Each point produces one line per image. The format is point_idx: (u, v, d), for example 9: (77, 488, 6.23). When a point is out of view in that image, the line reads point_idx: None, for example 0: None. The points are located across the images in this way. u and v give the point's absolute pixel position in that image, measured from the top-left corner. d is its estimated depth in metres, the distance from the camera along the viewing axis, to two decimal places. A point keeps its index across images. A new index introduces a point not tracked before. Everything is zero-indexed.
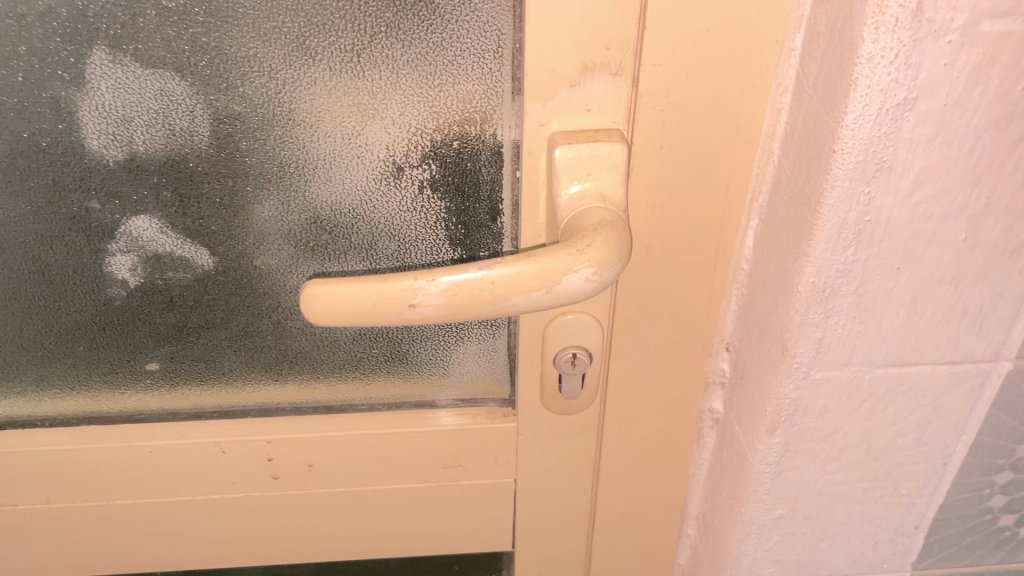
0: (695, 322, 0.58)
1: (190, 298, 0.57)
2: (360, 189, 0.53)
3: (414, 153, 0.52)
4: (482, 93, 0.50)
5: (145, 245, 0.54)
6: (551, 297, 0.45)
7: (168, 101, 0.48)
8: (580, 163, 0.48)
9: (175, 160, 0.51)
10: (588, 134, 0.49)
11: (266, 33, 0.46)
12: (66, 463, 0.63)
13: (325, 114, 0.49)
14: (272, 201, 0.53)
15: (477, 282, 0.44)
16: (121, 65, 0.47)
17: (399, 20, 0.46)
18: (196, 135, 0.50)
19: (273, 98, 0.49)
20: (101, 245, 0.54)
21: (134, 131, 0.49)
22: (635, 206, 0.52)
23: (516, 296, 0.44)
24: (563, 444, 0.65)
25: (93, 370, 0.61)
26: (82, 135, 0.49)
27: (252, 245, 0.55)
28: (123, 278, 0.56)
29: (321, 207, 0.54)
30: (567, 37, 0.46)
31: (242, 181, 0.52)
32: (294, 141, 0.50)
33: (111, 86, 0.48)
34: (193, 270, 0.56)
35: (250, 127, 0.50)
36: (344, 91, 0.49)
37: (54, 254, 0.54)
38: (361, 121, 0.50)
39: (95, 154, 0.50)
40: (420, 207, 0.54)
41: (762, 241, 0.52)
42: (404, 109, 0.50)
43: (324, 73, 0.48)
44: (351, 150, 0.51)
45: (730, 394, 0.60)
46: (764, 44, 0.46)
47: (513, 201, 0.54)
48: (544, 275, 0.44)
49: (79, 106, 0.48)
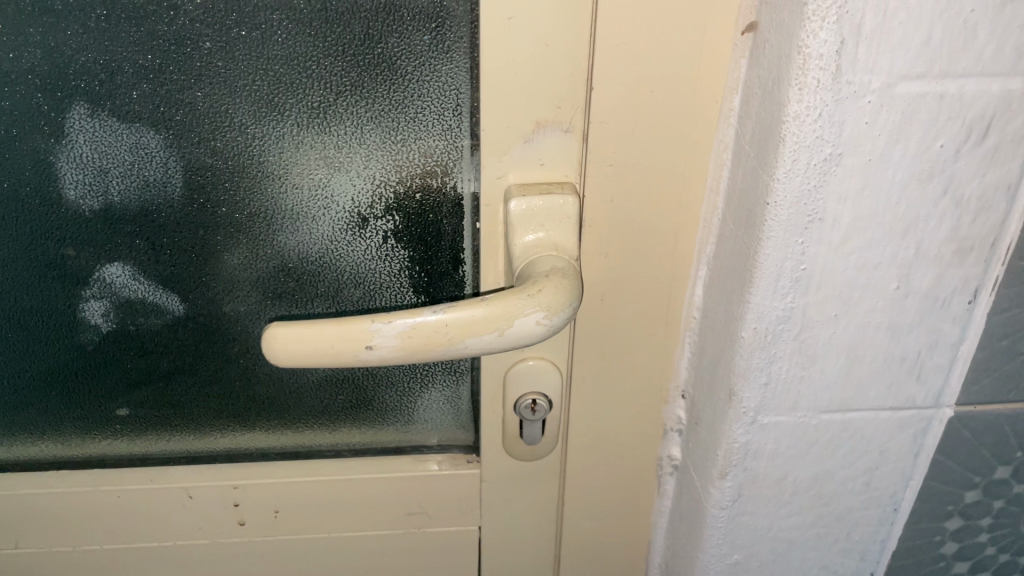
0: (651, 371, 0.60)
1: (160, 344, 0.59)
2: (326, 238, 0.55)
3: (378, 204, 0.54)
4: (443, 148, 0.53)
5: (118, 292, 0.56)
6: (503, 340, 0.47)
7: (143, 154, 0.51)
8: (534, 214, 0.51)
9: (148, 210, 0.53)
10: (542, 187, 0.51)
11: (237, 91, 0.49)
12: (34, 508, 0.64)
13: (293, 167, 0.52)
14: (241, 250, 0.55)
15: (432, 325, 0.46)
16: (98, 120, 0.49)
17: (363, 80, 0.49)
18: (169, 186, 0.52)
19: (243, 151, 0.51)
20: (76, 292, 0.56)
21: (110, 182, 0.52)
22: (589, 256, 0.55)
23: (470, 338, 0.47)
24: (527, 491, 0.67)
25: (64, 415, 0.62)
26: (60, 185, 0.52)
27: (222, 292, 0.57)
28: (96, 324, 0.58)
29: (289, 256, 0.56)
30: (520, 96, 0.49)
31: (213, 230, 0.54)
32: (263, 193, 0.53)
33: (88, 140, 0.50)
34: (164, 316, 0.58)
35: (221, 179, 0.52)
36: (311, 145, 0.51)
37: (30, 301, 0.56)
38: (327, 174, 0.53)
39: (72, 203, 0.52)
40: (385, 255, 0.57)
41: (711, 290, 0.54)
42: (368, 163, 0.53)
43: (292, 128, 0.51)
44: (318, 202, 0.54)
45: (687, 441, 0.62)
46: (704, 103, 0.49)
47: (473, 250, 0.57)
48: (496, 318, 0.46)
49: (58, 157, 0.51)
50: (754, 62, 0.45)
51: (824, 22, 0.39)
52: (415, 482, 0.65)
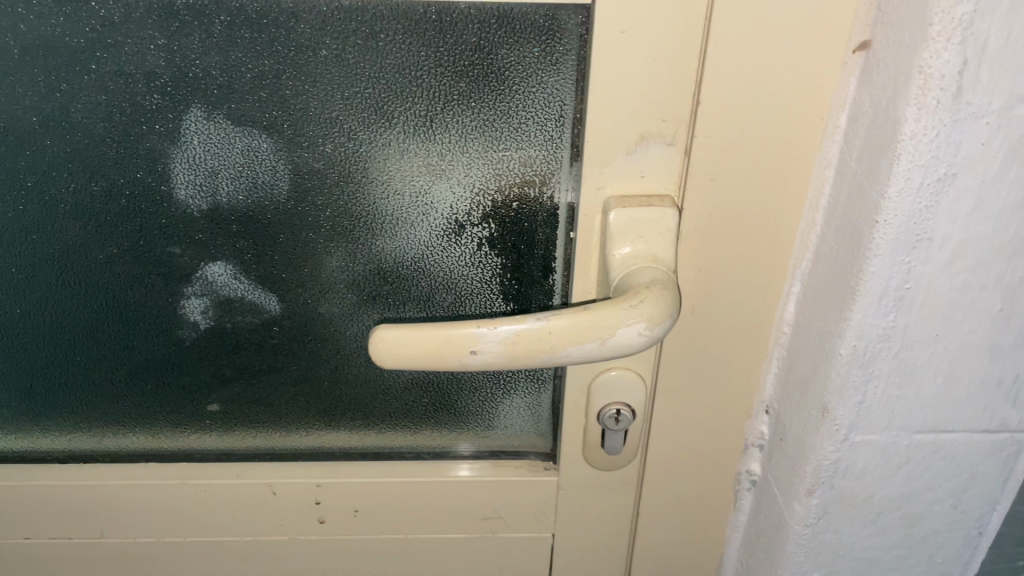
0: (737, 385, 0.60)
1: (255, 342, 0.60)
2: (422, 244, 0.56)
3: (475, 212, 0.55)
4: (543, 158, 0.53)
5: (219, 290, 0.58)
6: (605, 349, 0.47)
7: (254, 157, 0.52)
8: (633, 226, 0.51)
9: (254, 211, 0.54)
10: (641, 199, 0.52)
11: (349, 98, 0.50)
12: (122, 499, 0.65)
13: (396, 173, 0.53)
14: (340, 252, 0.56)
15: (536, 331, 0.47)
16: (214, 122, 0.51)
17: (471, 89, 0.50)
18: (276, 189, 0.53)
19: (350, 156, 0.52)
20: (178, 288, 0.57)
21: (219, 183, 0.53)
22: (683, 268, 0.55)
23: (572, 346, 0.47)
24: (603, 500, 0.67)
25: (157, 408, 0.63)
26: (172, 184, 0.53)
27: (318, 294, 0.58)
28: (195, 320, 0.59)
29: (385, 260, 0.57)
30: (626, 109, 0.49)
31: (314, 233, 0.55)
32: (366, 198, 0.54)
33: (202, 141, 0.52)
34: (261, 315, 0.59)
35: (327, 183, 0.53)
36: (416, 153, 0.53)
37: (133, 296, 0.58)
38: (429, 181, 0.54)
39: (182, 203, 0.54)
40: (478, 262, 0.57)
41: (805, 306, 0.54)
42: (469, 171, 0.54)
43: (398, 135, 0.52)
44: (418, 208, 0.55)
45: (769, 456, 0.61)
46: (810, 120, 0.49)
47: (565, 260, 0.57)
48: (599, 327, 0.47)
49: (172, 158, 0.52)
50: (865, 80, 0.45)
51: (949, 43, 0.39)
52: (493, 487, 0.66)
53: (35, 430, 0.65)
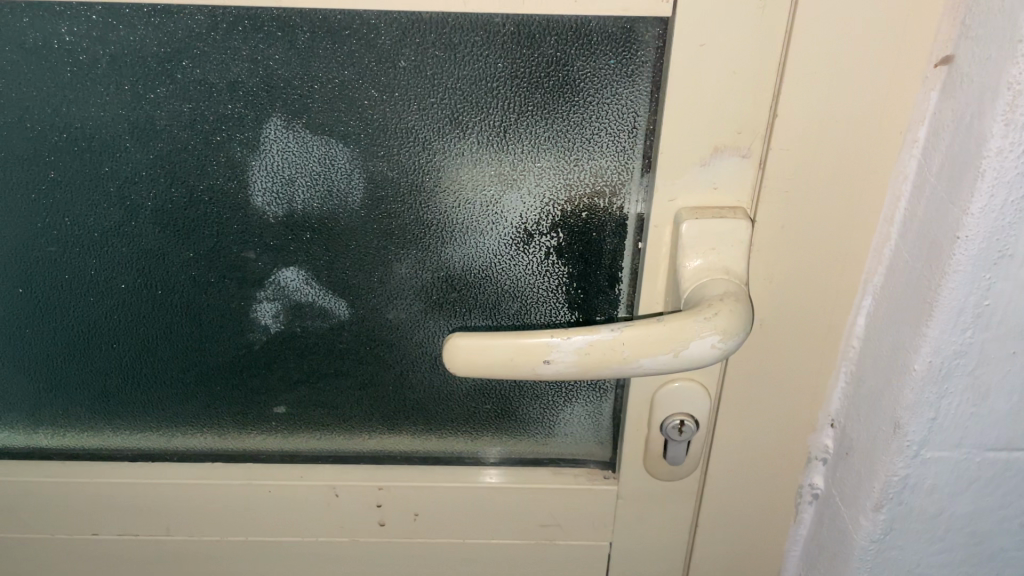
0: (802, 399, 0.60)
1: (323, 346, 0.61)
2: (491, 252, 0.57)
3: (545, 221, 0.56)
4: (614, 169, 0.53)
5: (290, 295, 0.59)
6: (678, 360, 0.47)
7: (330, 165, 0.53)
8: (706, 238, 0.51)
9: (327, 218, 0.55)
10: (713, 211, 0.52)
11: (425, 108, 0.51)
12: (187, 497, 0.66)
13: (468, 182, 0.54)
14: (410, 260, 0.57)
15: (610, 342, 0.47)
16: (293, 130, 0.52)
17: (546, 100, 0.51)
18: (350, 197, 0.54)
19: (424, 166, 0.53)
20: (251, 293, 0.58)
21: (295, 190, 0.54)
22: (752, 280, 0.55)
23: (645, 357, 0.47)
24: (662, 511, 0.67)
25: (225, 409, 0.64)
26: (249, 191, 0.54)
27: (387, 300, 0.59)
28: (265, 324, 0.60)
29: (454, 268, 0.58)
30: (701, 121, 0.49)
31: (385, 240, 0.56)
32: (437, 206, 0.55)
33: (281, 149, 0.53)
34: (330, 320, 0.60)
35: (400, 191, 0.54)
36: (489, 162, 0.53)
37: (207, 299, 0.59)
38: (500, 190, 0.54)
39: (258, 209, 0.55)
40: (545, 271, 0.58)
41: (876, 321, 0.54)
42: (540, 181, 0.54)
43: (472, 145, 0.52)
44: (488, 217, 0.55)
45: (833, 470, 0.61)
46: (888, 135, 0.48)
47: (632, 270, 0.57)
48: (673, 339, 0.47)
49: (250, 165, 0.53)
50: (947, 94, 0.45)
51: None
52: (552, 494, 0.66)
53: (105, 429, 0.66)
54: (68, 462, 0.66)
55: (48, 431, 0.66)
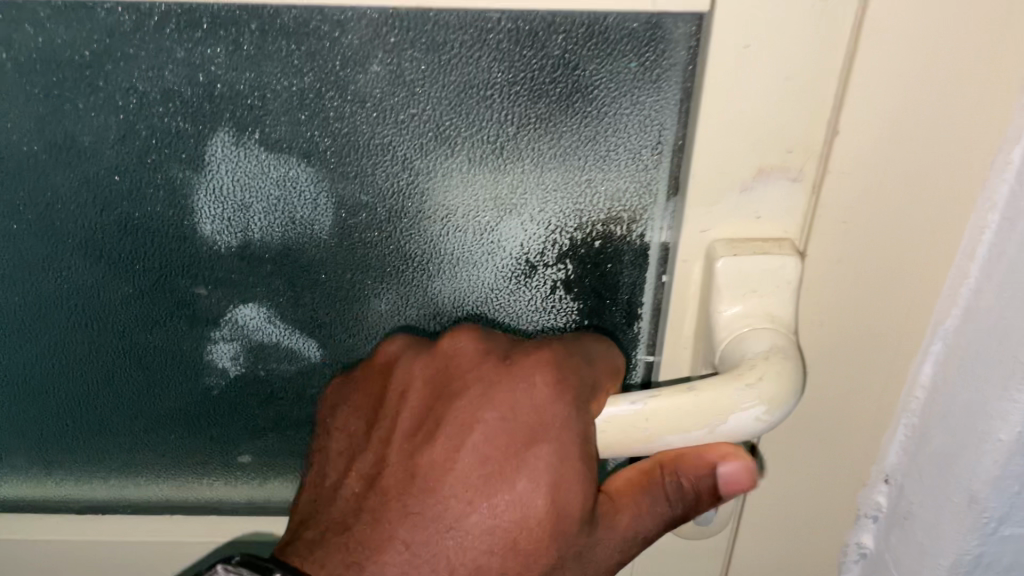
0: (850, 455, 0.51)
1: (292, 391, 0.53)
2: (486, 286, 0.48)
3: (550, 251, 0.47)
4: (633, 190, 0.44)
5: (250, 334, 0.50)
6: (715, 436, 0.39)
7: (291, 188, 0.44)
8: (747, 277, 0.42)
9: (292, 249, 0.46)
10: (756, 245, 0.43)
11: (404, 121, 0.42)
12: (142, 555, 0.58)
13: (458, 206, 0.45)
14: (390, 295, 0.48)
15: (631, 419, 0.40)
16: (245, 148, 0.43)
17: (551, 112, 0.42)
18: (316, 225, 0.45)
19: (404, 188, 0.44)
20: (204, 333, 0.50)
21: (251, 218, 0.45)
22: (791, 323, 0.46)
23: (675, 435, 0.40)
24: (683, 568, 0.58)
25: (183, 458, 0.56)
26: (195, 219, 0.45)
27: (366, 339, 0.50)
28: (223, 367, 0.51)
29: (441, 303, 0.49)
30: (743, 138, 0.40)
31: (362, 273, 0.48)
32: (422, 235, 0.46)
33: (231, 170, 0.43)
34: (299, 362, 0.51)
35: (377, 218, 0.45)
36: (483, 184, 0.44)
37: (154, 340, 0.50)
38: (496, 217, 0.45)
39: (207, 239, 0.46)
40: (551, 306, 0.49)
41: (948, 370, 0.45)
42: (545, 205, 0.45)
43: (462, 165, 0.43)
44: (482, 248, 0.47)
45: (887, 532, 0.53)
46: (974, 155, 0.39)
47: (654, 305, 0.48)
48: (707, 413, 0.39)
49: (195, 188, 0.44)
50: None
51: None
52: None
53: (48, 479, 0.57)
54: (3, 516, 0.58)
55: None
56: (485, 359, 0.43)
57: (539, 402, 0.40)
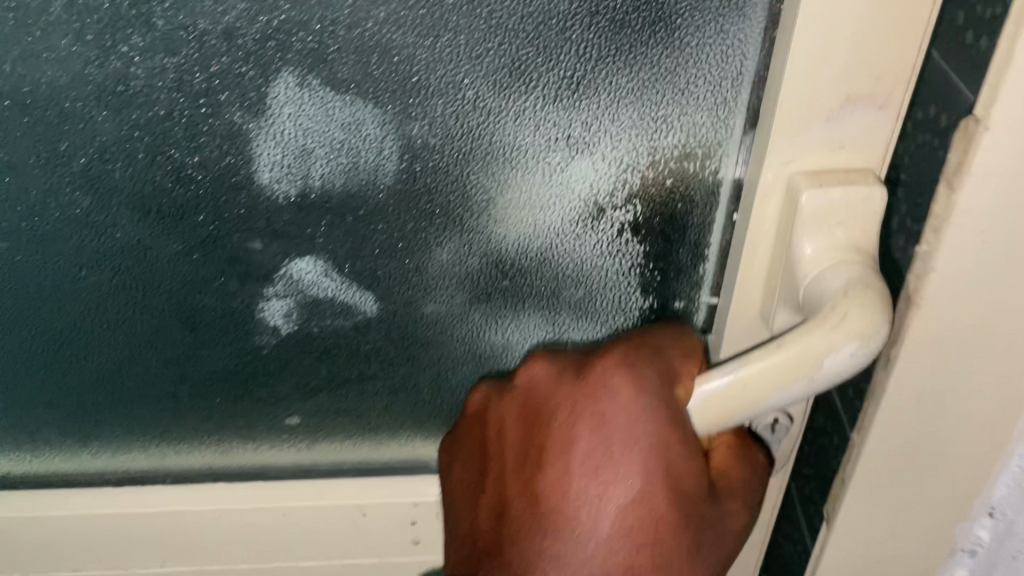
0: None
1: (345, 348, 0.51)
2: (551, 231, 0.47)
3: (620, 192, 0.45)
4: (709, 125, 0.43)
5: (305, 289, 0.48)
6: (816, 384, 0.37)
7: (356, 131, 0.42)
8: (831, 210, 0.41)
9: (353, 197, 0.44)
10: (839, 177, 0.41)
11: (479, 55, 0.40)
12: (186, 527, 0.55)
13: (528, 147, 0.43)
14: (452, 243, 0.47)
15: (725, 391, 0.39)
16: (309, 88, 0.41)
17: (632, 43, 0.40)
18: (380, 171, 0.43)
19: (474, 129, 0.42)
20: (257, 289, 0.47)
21: (311, 164, 0.43)
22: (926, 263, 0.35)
23: (775, 394, 0.38)
24: None
25: (228, 423, 0.54)
26: (253, 167, 0.43)
27: (425, 291, 0.49)
28: (275, 325, 0.49)
29: (504, 250, 0.47)
30: (833, 66, 0.39)
31: (424, 221, 0.46)
32: (490, 178, 0.44)
33: (293, 113, 0.41)
34: (354, 317, 0.49)
35: (443, 162, 0.44)
36: (556, 123, 0.43)
37: (202, 299, 0.48)
38: (567, 158, 0.44)
39: (264, 188, 0.44)
40: (617, 251, 0.48)
41: None
42: (618, 143, 0.44)
43: (535, 102, 0.42)
44: (550, 190, 0.45)
45: None
46: None
47: (722, 245, 0.47)
48: (798, 364, 0.37)
49: (255, 134, 0.42)
50: None
51: None
52: None
53: (82, 451, 0.55)
54: (34, 493, 0.55)
55: (12, 456, 0.55)
56: (560, 376, 0.41)
57: (619, 396, 0.39)
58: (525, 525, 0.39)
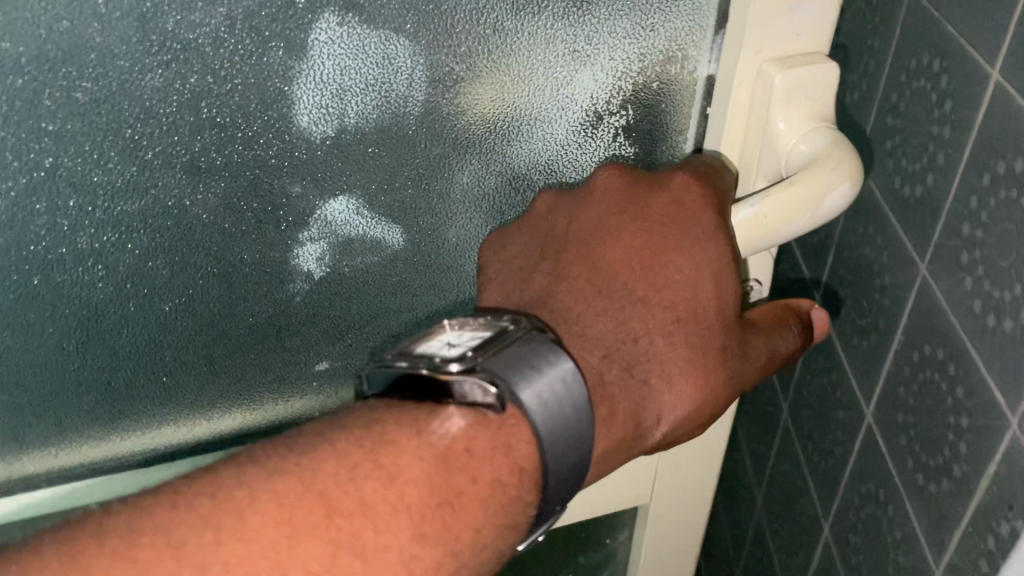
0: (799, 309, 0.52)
1: (372, 284, 0.54)
2: (557, 142, 0.52)
3: (615, 99, 0.51)
4: (687, 29, 0.50)
5: (338, 230, 0.50)
6: (815, 218, 0.47)
7: (390, 66, 0.45)
8: (800, 87, 0.48)
9: (385, 129, 0.48)
10: (799, 60, 0.49)
11: None
12: None
13: (540, 65, 0.48)
14: (472, 165, 0.51)
15: (752, 219, 0.48)
16: (347, 27, 0.43)
17: None
18: (410, 101, 0.47)
19: (493, 52, 0.47)
20: (293, 235, 0.50)
21: (348, 103, 0.46)
22: (988, 195, 0.45)
23: (786, 226, 0.48)
24: None
25: (259, 378, 0.55)
26: (293, 111, 0.45)
27: (447, 217, 0.53)
28: (309, 270, 0.52)
29: (517, 166, 0.52)
30: None
31: (448, 147, 0.50)
32: (507, 98, 0.49)
33: (332, 54, 0.44)
34: (382, 251, 0.52)
35: (466, 87, 0.48)
36: (564, 40, 0.48)
37: (239, 253, 0.49)
38: (573, 70, 0.49)
39: (303, 131, 0.46)
40: (611, 154, 0.54)
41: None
42: (614, 53, 0.49)
43: (547, 21, 0.47)
44: (558, 104, 0.50)
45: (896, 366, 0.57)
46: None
47: (697, 140, 0.54)
48: (809, 199, 0.47)
49: (297, 77, 0.44)
50: None
51: None
52: None
53: (109, 434, 0.54)
54: (65, 484, 0.54)
55: (34, 455, 0.53)
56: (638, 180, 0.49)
57: (697, 200, 0.47)
58: (573, 289, 0.46)
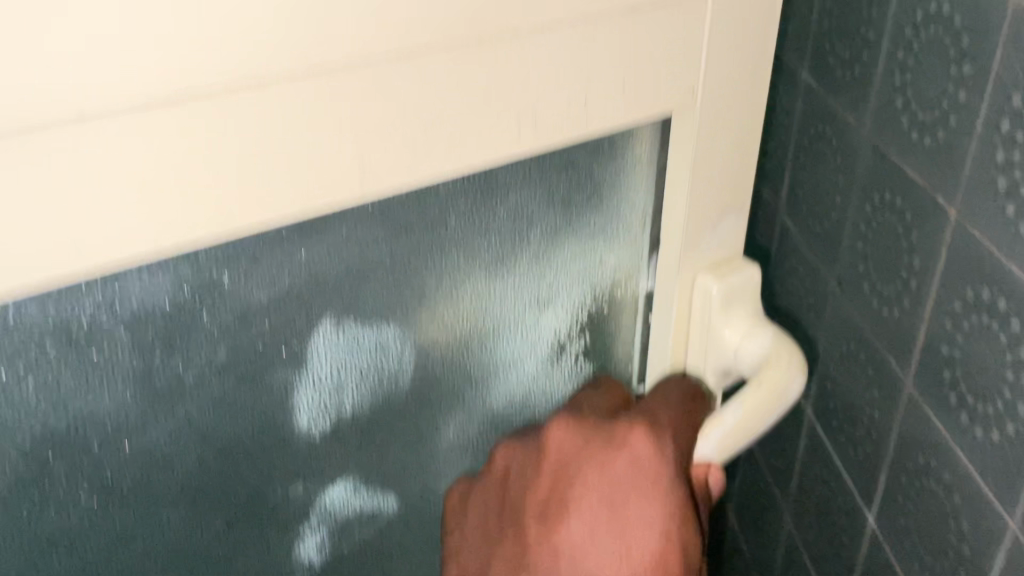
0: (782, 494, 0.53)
1: (369, 551, 0.54)
2: (531, 379, 0.54)
3: (573, 330, 0.55)
4: (625, 258, 0.55)
5: (337, 515, 0.51)
6: (781, 410, 0.53)
7: (380, 354, 0.46)
8: (732, 291, 0.55)
9: (377, 410, 0.48)
10: (726, 267, 0.55)
11: (473, 257, 0.47)
12: None
13: (510, 318, 0.51)
14: (457, 419, 0.52)
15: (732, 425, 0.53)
16: (344, 330, 0.44)
17: (573, 215, 0.51)
18: (399, 378, 0.48)
19: (470, 317, 0.49)
20: (296, 531, 0.50)
21: (343, 396, 0.46)
22: (952, 370, 0.43)
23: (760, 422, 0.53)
24: None
25: None
26: (293, 418, 0.45)
27: (436, 470, 0.54)
28: (309, 559, 0.51)
29: (496, 409, 0.54)
30: (713, 194, 0.52)
31: (434, 408, 0.51)
32: (484, 353, 0.51)
33: (327, 358, 0.44)
34: (378, 521, 0.53)
35: (448, 352, 0.49)
36: (528, 292, 0.51)
37: (243, 559, 0.49)
38: (537, 315, 0.52)
39: (304, 435, 0.46)
40: (574, 377, 0.57)
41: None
42: (568, 292, 0.53)
43: (513, 281, 0.50)
44: (527, 347, 0.53)
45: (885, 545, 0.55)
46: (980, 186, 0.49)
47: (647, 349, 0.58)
48: (772, 396, 0.52)
49: (296, 389, 0.44)
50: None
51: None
52: None
53: None
54: None
55: None
56: (588, 443, 0.50)
57: (645, 468, 0.49)
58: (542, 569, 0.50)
